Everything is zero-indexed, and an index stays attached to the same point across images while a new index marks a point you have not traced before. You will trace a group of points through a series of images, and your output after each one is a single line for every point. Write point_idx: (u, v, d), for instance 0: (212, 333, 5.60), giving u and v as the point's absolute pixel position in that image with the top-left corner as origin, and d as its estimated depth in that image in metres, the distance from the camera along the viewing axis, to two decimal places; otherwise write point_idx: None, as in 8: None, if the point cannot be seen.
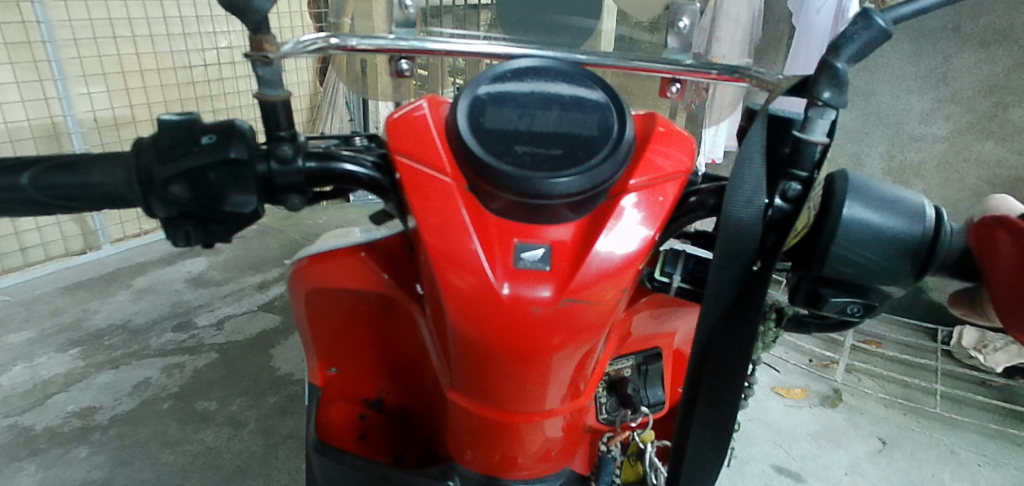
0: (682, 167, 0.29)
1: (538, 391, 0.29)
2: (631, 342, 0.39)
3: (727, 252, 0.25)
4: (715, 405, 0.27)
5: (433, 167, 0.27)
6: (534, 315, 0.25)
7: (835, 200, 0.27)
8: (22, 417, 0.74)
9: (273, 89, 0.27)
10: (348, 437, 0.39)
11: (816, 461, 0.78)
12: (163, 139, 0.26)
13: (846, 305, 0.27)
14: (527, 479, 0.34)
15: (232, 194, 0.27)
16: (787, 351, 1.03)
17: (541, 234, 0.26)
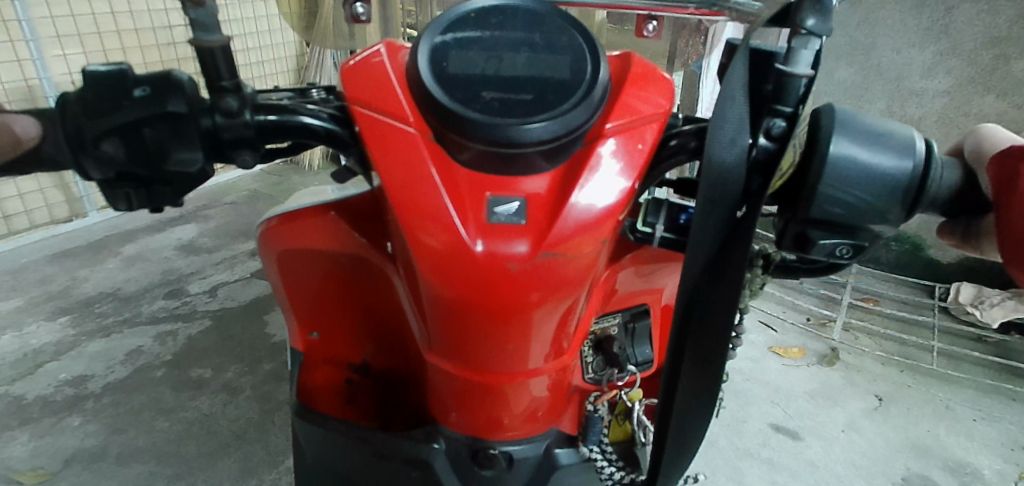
0: (660, 110, 0.27)
1: (520, 349, 0.28)
2: (616, 299, 0.39)
3: (712, 198, 0.23)
4: (700, 359, 0.26)
5: (398, 118, 0.26)
6: (511, 271, 0.24)
7: (823, 137, 0.25)
8: (14, 386, 0.74)
9: (208, 33, 0.24)
10: (334, 402, 0.39)
11: (813, 420, 0.79)
12: (88, 93, 0.24)
13: (835, 248, 0.26)
14: (516, 440, 0.34)
15: (175, 152, 0.26)
16: (784, 310, 1.03)
17: (515, 187, 0.25)
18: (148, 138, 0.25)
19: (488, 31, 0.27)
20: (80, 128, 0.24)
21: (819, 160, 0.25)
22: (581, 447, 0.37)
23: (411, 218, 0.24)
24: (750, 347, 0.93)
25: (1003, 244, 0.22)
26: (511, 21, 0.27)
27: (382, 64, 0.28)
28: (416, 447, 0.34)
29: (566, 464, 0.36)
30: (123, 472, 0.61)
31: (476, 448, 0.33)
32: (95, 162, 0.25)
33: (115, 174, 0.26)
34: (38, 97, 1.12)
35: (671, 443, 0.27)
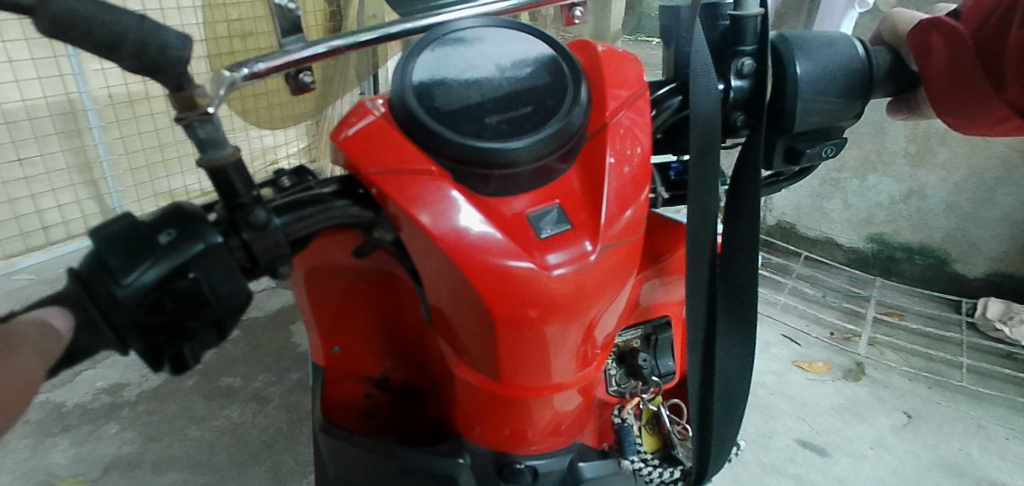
0: (638, 84, 0.30)
1: (570, 357, 0.30)
2: (638, 311, 0.39)
3: (700, 146, 0.28)
4: (733, 299, 0.32)
5: (414, 164, 0.27)
6: (577, 277, 0.26)
7: (786, 63, 0.32)
8: (53, 394, 0.77)
9: (217, 150, 0.24)
10: (354, 417, 0.40)
11: (841, 436, 0.78)
12: (115, 259, 0.22)
13: (820, 150, 0.34)
14: (539, 454, 0.35)
15: (220, 284, 0.23)
16: (808, 324, 1.01)
17: (547, 197, 0.27)
18: (200, 282, 0.23)
19: (459, 57, 0.28)
20: (118, 296, 0.21)
21: (791, 81, 0.32)
22: (622, 460, 0.38)
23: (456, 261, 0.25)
24: (774, 360, 0.91)
25: (936, 89, 0.35)
26: (482, 48, 0.29)
27: (371, 119, 0.29)
28: (441, 463, 0.35)
29: (591, 478, 0.36)
30: (159, 480, 0.63)
31: (501, 464, 0.34)
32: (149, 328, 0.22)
33: (167, 335, 0.23)
34: (77, 112, 1.10)
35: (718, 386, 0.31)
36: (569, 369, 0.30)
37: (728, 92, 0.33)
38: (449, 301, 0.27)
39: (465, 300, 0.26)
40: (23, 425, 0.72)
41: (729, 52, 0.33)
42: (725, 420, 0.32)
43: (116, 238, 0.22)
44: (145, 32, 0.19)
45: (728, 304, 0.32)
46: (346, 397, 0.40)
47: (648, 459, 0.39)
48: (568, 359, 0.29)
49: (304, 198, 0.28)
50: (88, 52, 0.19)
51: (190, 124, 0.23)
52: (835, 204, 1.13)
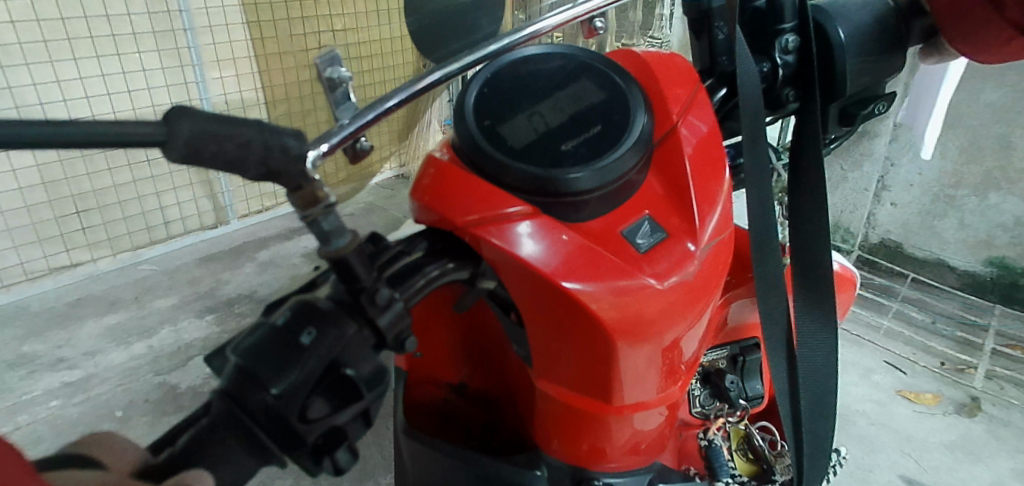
0: (692, 86, 0.31)
1: (669, 365, 0.30)
2: (724, 331, 0.38)
3: (753, 131, 0.29)
4: (811, 292, 0.32)
5: (499, 204, 0.26)
6: (682, 283, 0.27)
7: (829, 29, 0.33)
8: (170, 376, 0.85)
9: (339, 238, 0.21)
10: (432, 422, 0.41)
11: (953, 476, 0.71)
12: (263, 370, 0.20)
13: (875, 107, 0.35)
14: (618, 471, 0.34)
15: (365, 363, 0.22)
16: (914, 351, 0.93)
17: (633, 211, 0.28)
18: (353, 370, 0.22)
19: (514, 82, 0.28)
20: (277, 406, 0.20)
21: (837, 47, 0.32)
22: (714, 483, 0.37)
23: (554, 293, 0.26)
24: (877, 389, 0.84)
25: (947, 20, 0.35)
26: (537, 69, 0.29)
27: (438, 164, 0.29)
28: (518, 474, 0.35)
29: None
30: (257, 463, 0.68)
31: (579, 479, 0.34)
32: (309, 437, 0.21)
33: (323, 437, 0.21)
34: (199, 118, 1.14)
35: (803, 385, 0.31)
36: (656, 384, 0.30)
37: (778, 68, 0.33)
38: (542, 328, 0.28)
39: (562, 325, 0.27)
40: (146, 403, 0.80)
41: (770, 32, 0.33)
42: (813, 418, 0.31)
43: (256, 348, 0.21)
44: (269, 133, 0.17)
45: (805, 293, 0.32)
46: (427, 408, 0.41)
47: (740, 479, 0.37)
48: (667, 367, 0.30)
49: (403, 266, 0.26)
50: (217, 171, 0.17)
51: (315, 220, 0.20)
52: (948, 222, 1.03)
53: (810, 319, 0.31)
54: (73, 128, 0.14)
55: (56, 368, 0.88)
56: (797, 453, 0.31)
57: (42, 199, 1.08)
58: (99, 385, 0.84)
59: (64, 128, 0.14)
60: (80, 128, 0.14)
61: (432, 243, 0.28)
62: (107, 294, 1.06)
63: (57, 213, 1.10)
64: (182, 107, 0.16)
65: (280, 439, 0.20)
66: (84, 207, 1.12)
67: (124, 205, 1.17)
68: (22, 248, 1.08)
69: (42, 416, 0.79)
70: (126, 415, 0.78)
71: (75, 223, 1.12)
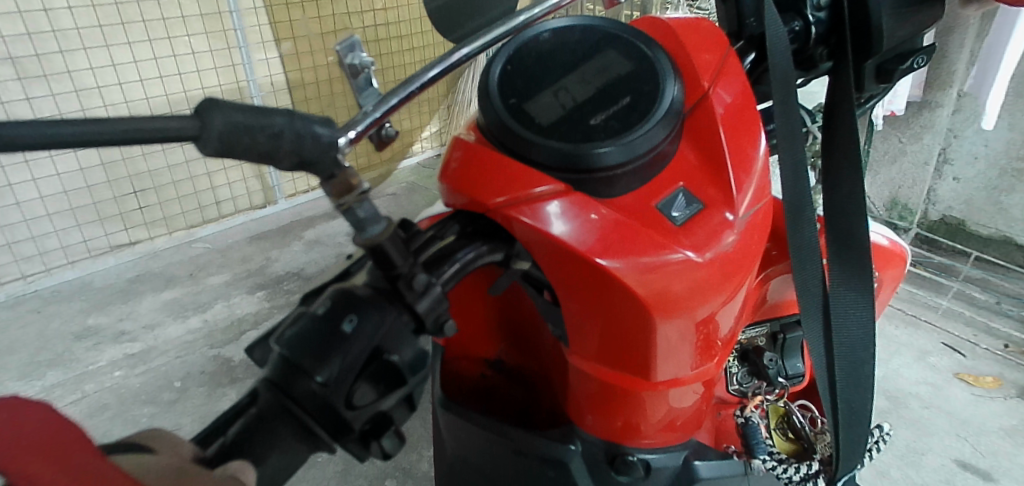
0: (721, 54, 0.30)
1: (706, 342, 0.30)
2: (764, 308, 0.37)
3: (784, 96, 0.28)
4: (847, 262, 0.31)
5: (528, 182, 0.26)
6: (717, 255, 0.26)
7: None
8: (224, 349, 0.89)
9: (374, 226, 0.21)
10: (471, 395, 0.42)
11: (1013, 461, 0.68)
12: (306, 358, 0.19)
13: (914, 60, 0.35)
14: (653, 448, 0.34)
15: (406, 349, 0.21)
16: (975, 333, 0.89)
17: (667, 182, 0.27)
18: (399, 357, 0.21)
19: (539, 59, 0.28)
20: (319, 396, 0.19)
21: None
22: (751, 461, 0.36)
23: (587, 271, 0.25)
24: (932, 371, 0.81)
25: None
26: (560, 43, 0.28)
27: (466, 144, 0.29)
28: (553, 448, 0.35)
29: (707, 478, 0.35)
30: None
31: (613, 454, 0.34)
32: (357, 426, 0.20)
33: (370, 424, 0.21)
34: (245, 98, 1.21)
35: (840, 354, 0.30)
36: (692, 361, 0.30)
37: (810, 27, 0.34)
38: (576, 306, 0.28)
39: (596, 301, 0.27)
40: (202, 375, 0.84)
41: None
42: (850, 388, 0.31)
43: (298, 337, 0.20)
44: (299, 123, 0.17)
45: (841, 257, 0.31)
46: (465, 381, 0.42)
47: (781, 458, 0.36)
48: (703, 344, 0.29)
49: (435, 251, 0.26)
50: (250, 163, 0.17)
51: (351, 208, 0.20)
52: (1016, 198, 0.96)
53: (847, 287, 0.31)
54: (109, 129, 0.14)
55: (119, 340, 0.93)
56: (835, 426, 0.31)
57: (102, 179, 1.13)
58: (158, 356, 0.89)
59: (93, 129, 0.14)
60: (122, 125, 0.14)
61: (464, 226, 0.28)
62: (164, 271, 1.11)
63: (116, 192, 1.15)
64: (215, 102, 0.16)
65: (328, 428, 0.20)
66: (140, 187, 1.18)
67: (177, 185, 1.22)
68: (86, 227, 1.14)
69: (108, 385, 0.84)
70: (184, 386, 0.82)
71: (133, 203, 1.18)
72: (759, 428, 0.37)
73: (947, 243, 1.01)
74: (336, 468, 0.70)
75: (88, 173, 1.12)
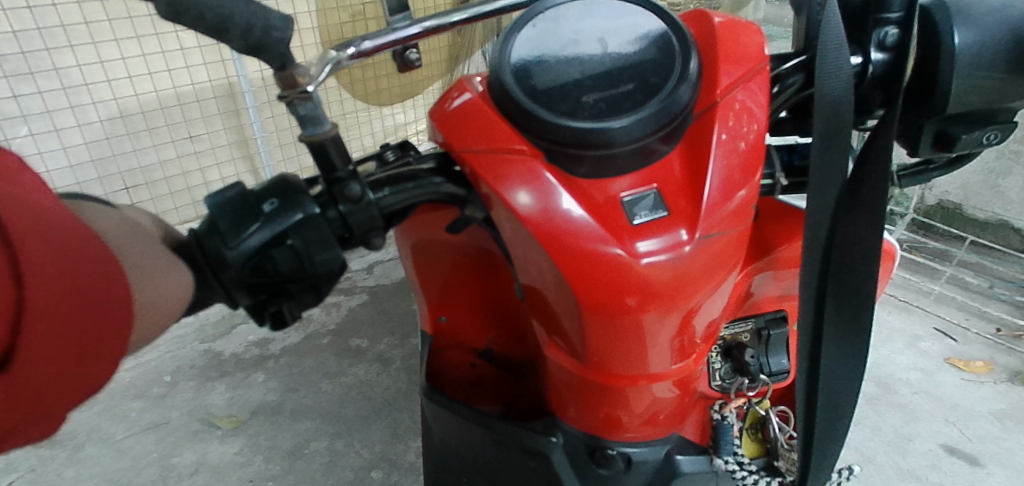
0: (762, 59, 0.28)
1: (659, 348, 0.28)
2: (746, 304, 0.37)
3: (825, 132, 0.25)
4: (846, 306, 0.27)
5: (505, 142, 0.27)
6: (661, 268, 0.25)
7: (943, 30, 0.27)
8: (215, 344, 0.91)
9: (315, 126, 0.25)
10: (461, 383, 0.43)
11: (1000, 445, 0.68)
12: (225, 224, 0.24)
13: (984, 134, 0.29)
14: (633, 441, 0.34)
15: (317, 253, 0.24)
16: (967, 317, 0.89)
17: (642, 180, 0.26)
18: (294, 241, 0.24)
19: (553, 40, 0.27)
20: (226, 259, 0.23)
21: (945, 52, 0.27)
22: (715, 459, 0.36)
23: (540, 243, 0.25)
24: (922, 357, 0.81)
25: None
26: (584, 21, 0.28)
27: (468, 97, 0.29)
28: (534, 440, 0.36)
29: (687, 472, 0.35)
30: (296, 425, 0.75)
31: (593, 447, 0.35)
32: (254, 292, 0.24)
33: (268, 296, 0.25)
34: (236, 92, 1.24)
35: (823, 401, 0.27)
36: (662, 358, 0.29)
37: (867, 66, 0.30)
38: (536, 280, 0.28)
39: (548, 278, 0.27)
40: (193, 369, 0.86)
41: (871, 20, 0.30)
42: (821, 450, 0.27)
43: (228, 204, 0.24)
44: (253, 12, 0.21)
45: (842, 310, 0.27)
46: (456, 372, 0.43)
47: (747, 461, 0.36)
48: (656, 350, 0.28)
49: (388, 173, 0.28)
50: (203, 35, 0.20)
51: (292, 102, 0.23)
52: (1013, 181, 0.96)
53: (840, 349, 0.27)
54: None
55: None
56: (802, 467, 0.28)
57: (93, 176, 1.12)
58: (149, 351, 0.90)
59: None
60: None
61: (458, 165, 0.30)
62: None
63: (107, 188, 1.14)
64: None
65: (224, 283, 0.24)
66: (131, 183, 1.16)
67: (170, 180, 1.21)
68: None
69: None
70: (175, 380, 0.84)
71: (125, 199, 1.17)
72: (731, 429, 0.37)
73: (942, 228, 1.02)
74: (322, 460, 0.70)
75: (79, 170, 1.10)
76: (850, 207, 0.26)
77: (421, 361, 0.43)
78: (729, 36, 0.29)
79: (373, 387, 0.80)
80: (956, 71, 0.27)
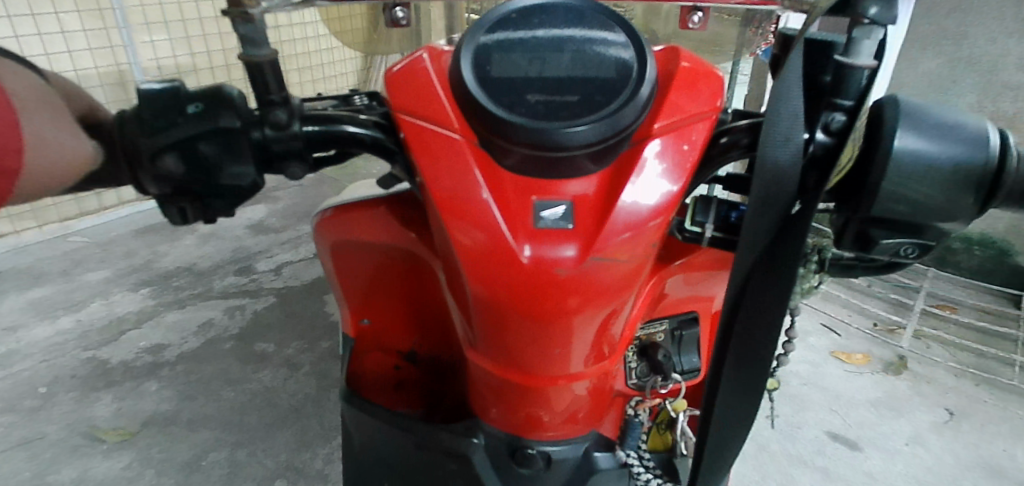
0: (708, 109, 0.28)
1: (564, 355, 0.28)
2: (664, 304, 0.38)
3: (764, 198, 0.22)
4: (744, 365, 0.24)
5: (442, 120, 0.27)
6: (557, 276, 0.25)
7: (886, 134, 0.25)
8: (100, 351, 0.83)
9: (256, 47, 0.28)
10: (384, 385, 0.42)
11: (876, 430, 0.76)
12: (147, 114, 0.27)
13: (899, 247, 0.27)
14: (554, 440, 0.35)
15: (229, 166, 0.28)
16: (848, 314, 0.98)
17: (560, 188, 0.26)
18: (204, 150, 0.28)
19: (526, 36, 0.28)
20: (138, 146, 0.27)
21: (884, 156, 0.25)
22: (618, 452, 0.37)
23: (451, 218, 0.26)
24: (810, 351, 0.89)
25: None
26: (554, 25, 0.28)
27: (430, 74, 0.29)
28: (456, 441, 0.36)
29: (606, 468, 0.36)
30: (193, 436, 0.70)
31: (515, 446, 0.35)
32: (160, 180, 0.28)
33: (172, 190, 0.29)
34: (127, 82, 1.28)
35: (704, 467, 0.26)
36: (578, 360, 0.29)
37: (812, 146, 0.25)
38: (451, 263, 0.28)
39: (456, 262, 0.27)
40: (72, 380, 0.78)
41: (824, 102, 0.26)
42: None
43: (155, 96, 0.27)
44: None
45: (739, 371, 0.24)
46: (376, 377, 0.42)
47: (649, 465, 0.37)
48: (560, 356, 0.28)
49: (326, 113, 0.31)
50: None
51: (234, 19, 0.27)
52: None
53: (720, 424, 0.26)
54: None
55: None
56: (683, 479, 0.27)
57: None
58: (19, 361, 0.80)
59: None
60: None
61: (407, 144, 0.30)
62: (31, 268, 1.01)
63: None
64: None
65: (130, 168, 0.27)
66: None
67: None
68: None
69: None
70: (51, 392, 0.76)
71: None
72: (640, 426, 0.39)
73: None
74: (223, 471, 0.65)
75: None
76: (758, 282, 0.23)
77: (341, 365, 0.42)
78: (681, 73, 0.29)
79: (281, 393, 0.76)
80: (888, 172, 0.25)
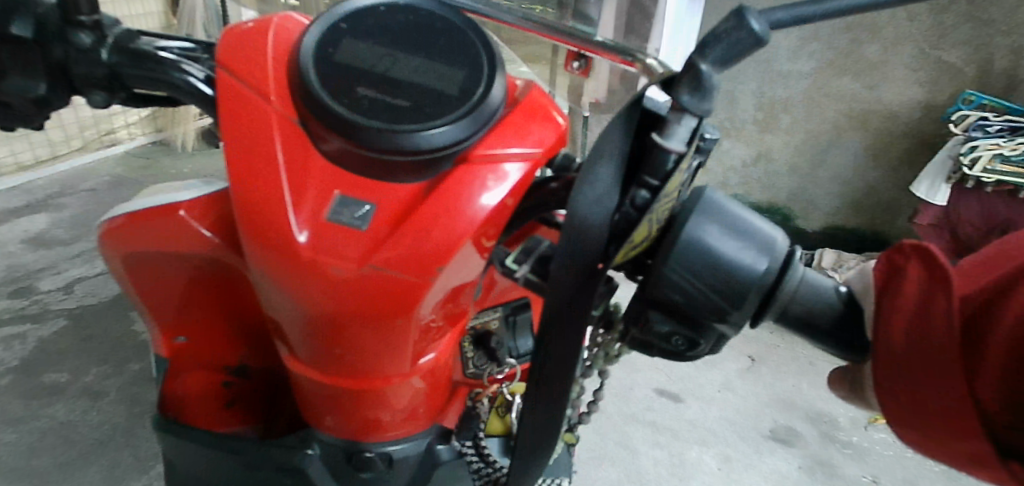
0: (539, 147, 0.26)
1: (370, 359, 0.28)
2: (492, 295, 0.39)
3: (569, 251, 0.21)
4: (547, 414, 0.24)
5: (262, 86, 0.26)
6: (335, 277, 0.24)
7: (683, 216, 0.23)
8: None
9: None
10: (212, 407, 0.40)
11: (694, 382, 0.86)
12: None
13: (670, 335, 0.23)
14: (396, 438, 0.34)
15: (12, 76, 0.27)
16: None
17: (370, 190, 0.25)
18: None
19: (390, 30, 0.26)
20: None
21: (673, 239, 0.22)
22: (454, 442, 0.37)
23: (246, 195, 0.25)
24: None
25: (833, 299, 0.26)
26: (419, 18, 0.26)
27: (273, 43, 0.27)
28: (288, 455, 0.35)
29: (448, 459, 0.36)
30: None
31: (351, 452, 0.34)
32: None
33: None
34: None
35: None
36: (400, 362, 0.29)
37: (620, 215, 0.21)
38: None
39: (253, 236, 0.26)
40: None
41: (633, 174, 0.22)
42: None
43: None
44: None
45: (535, 410, 0.24)
46: (201, 392, 0.40)
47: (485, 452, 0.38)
48: (363, 360, 0.27)
49: (146, 48, 0.30)
50: None
51: None
52: None
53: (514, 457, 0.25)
54: None
55: None
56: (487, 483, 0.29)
57: None
58: None
59: None
60: None
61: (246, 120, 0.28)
62: None
63: None
64: None
65: None
66: None
67: None
68: None
69: None
70: None
71: None
72: (478, 417, 0.40)
73: None
74: None
75: None
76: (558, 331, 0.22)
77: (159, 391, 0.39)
78: (520, 106, 0.27)
79: (79, 426, 0.67)
80: (670, 254, 0.22)
